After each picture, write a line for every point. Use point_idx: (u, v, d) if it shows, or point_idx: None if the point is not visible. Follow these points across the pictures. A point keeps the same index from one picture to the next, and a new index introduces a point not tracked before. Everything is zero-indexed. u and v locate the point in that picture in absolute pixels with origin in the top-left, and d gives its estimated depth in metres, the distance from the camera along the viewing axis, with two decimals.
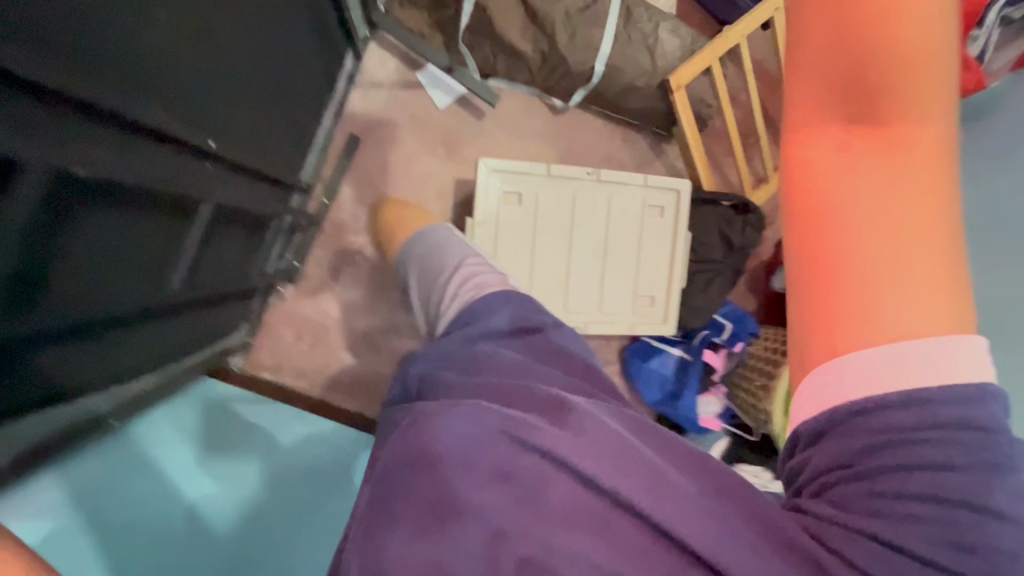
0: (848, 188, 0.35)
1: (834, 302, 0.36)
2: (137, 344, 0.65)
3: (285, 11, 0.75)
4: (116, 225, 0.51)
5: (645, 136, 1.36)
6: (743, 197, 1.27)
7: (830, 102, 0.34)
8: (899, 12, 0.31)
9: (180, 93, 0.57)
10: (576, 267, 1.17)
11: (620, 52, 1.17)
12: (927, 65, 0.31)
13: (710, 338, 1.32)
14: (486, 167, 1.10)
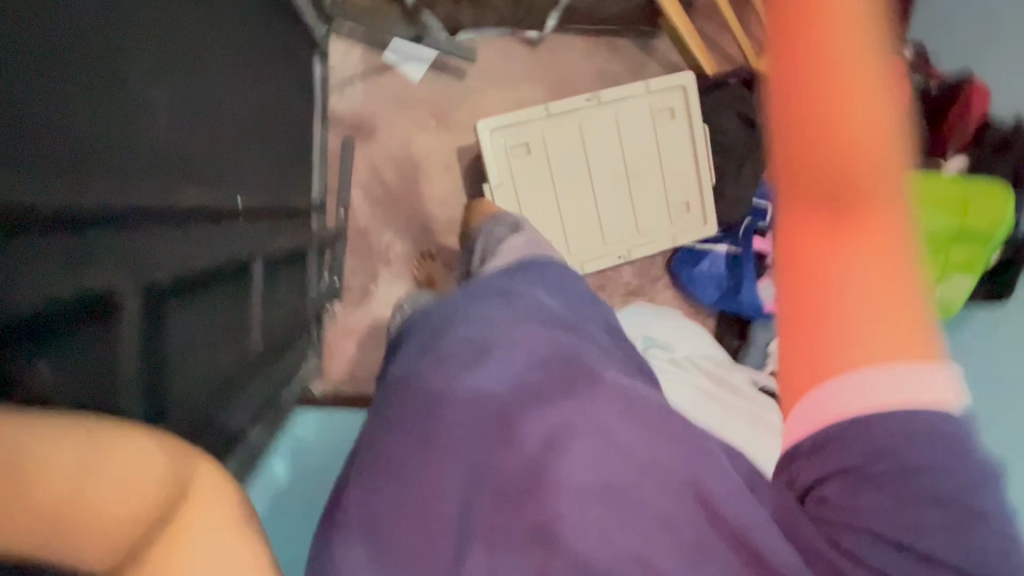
0: (845, 273, 0.34)
1: (824, 369, 0.36)
2: (245, 399, 0.72)
3: (252, 39, 0.73)
4: (193, 310, 0.55)
5: (631, 38, 1.28)
6: (748, 70, 1.23)
7: (816, 208, 0.33)
8: (853, 100, 0.31)
9: (205, 163, 0.59)
10: (603, 199, 1.15)
11: None
12: (869, 162, 0.32)
13: (755, 224, 1.29)
14: (485, 129, 1.07)
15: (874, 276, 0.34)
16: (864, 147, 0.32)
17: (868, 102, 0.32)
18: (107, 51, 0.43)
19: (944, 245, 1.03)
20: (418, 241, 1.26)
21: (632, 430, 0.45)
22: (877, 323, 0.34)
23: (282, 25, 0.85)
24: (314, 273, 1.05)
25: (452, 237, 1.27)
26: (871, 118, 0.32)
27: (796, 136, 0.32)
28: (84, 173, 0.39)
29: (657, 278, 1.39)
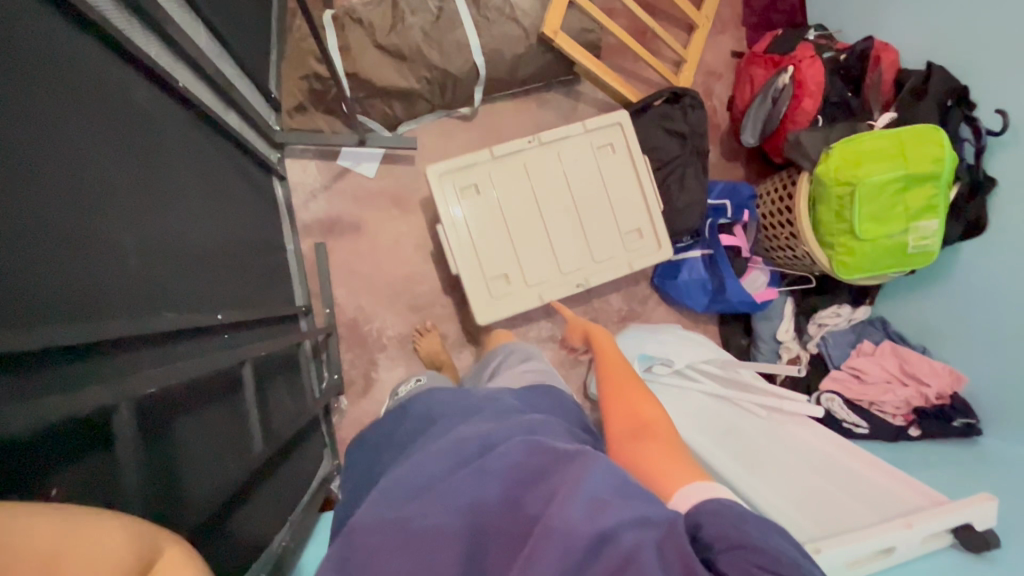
0: (641, 445, 0.58)
1: (655, 475, 0.53)
2: (261, 502, 0.75)
3: (214, 177, 0.82)
4: (188, 425, 0.58)
5: (555, 91, 1.39)
6: (668, 90, 1.29)
7: (619, 419, 0.66)
8: (608, 356, 0.85)
9: (188, 292, 0.66)
10: (557, 233, 1.20)
11: (490, 35, 1.20)
12: (629, 385, 0.73)
13: (718, 222, 1.32)
14: (433, 175, 1.14)
15: (668, 452, 0.56)
16: (638, 407, 0.67)
17: (641, 398, 0.69)
18: (69, 214, 0.48)
19: (899, 194, 1.04)
20: (408, 320, 1.32)
21: (617, 489, 0.43)
22: (669, 458, 0.55)
23: (240, 161, 0.96)
24: (312, 374, 1.11)
25: (439, 307, 1.33)
26: (635, 380, 0.74)
27: (610, 389, 0.74)
28: (51, 309, 0.43)
29: (645, 297, 1.41)
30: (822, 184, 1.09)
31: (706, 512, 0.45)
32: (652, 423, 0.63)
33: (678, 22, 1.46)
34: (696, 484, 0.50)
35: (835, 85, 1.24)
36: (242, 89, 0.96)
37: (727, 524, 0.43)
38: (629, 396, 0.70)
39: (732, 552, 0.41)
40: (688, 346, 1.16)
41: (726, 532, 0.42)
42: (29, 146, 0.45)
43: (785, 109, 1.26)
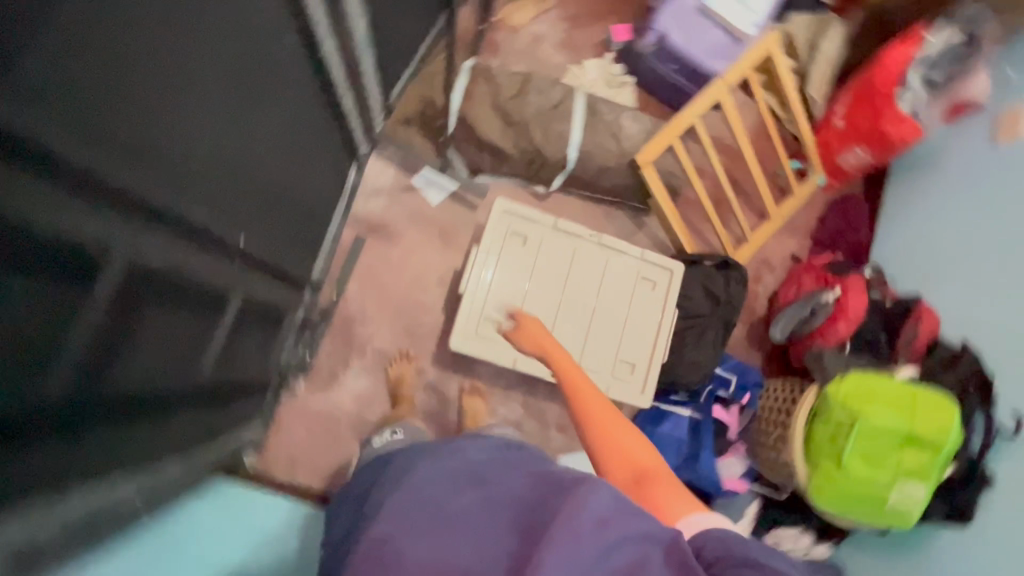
0: (650, 487, 0.63)
1: (668, 509, 0.61)
2: (182, 428, 0.74)
3: (309, 137, 0.91)
4: (154, 313, 0.58)
5: (623, 211, 1.48)
6: (721, 256, 1.36)
7: (610, 463, 0.66)
8: (569, 374, 0.81)
9: (239, 206, 0.71)
10: (563, 322, 1.23)
11: (590, 140, 1.32)
12: (600, 410, 0.71)
13: (717, 393, 1.33)
14: (499, 207, 1.22)
15: (672, 482, 0.63)
16: (619, 441, 0.67)
17: (606, 416, 0.69)
18: (213, 101, 0.53)
19: (898, 447, 1.03)
20: (396, 340, 1.34)
21: (617, 509, 0.51)
22: (674, 494, 0.62)
23: (335, 138, 1.05)
24: (289, 342, 1.12)
25: (430, 343, 1.36)
26: (600, 401, 0.72)
27: (579, 413, 0.72)
28: (148, 163, 0.46)
29: None
30: (827, 404, 1.09)
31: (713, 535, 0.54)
32: (646, 464, 0.64)
33: (754, 206, 1.57)
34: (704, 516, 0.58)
35: (871, 324, 1.28)
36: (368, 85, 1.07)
37: (725, 545, 0.52)
38: (599, 416, 0.70)
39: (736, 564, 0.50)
40: None
41: (731, 552, 0.51)
42: (222, 36, 0.50)
43: (819, 322, 1.31)
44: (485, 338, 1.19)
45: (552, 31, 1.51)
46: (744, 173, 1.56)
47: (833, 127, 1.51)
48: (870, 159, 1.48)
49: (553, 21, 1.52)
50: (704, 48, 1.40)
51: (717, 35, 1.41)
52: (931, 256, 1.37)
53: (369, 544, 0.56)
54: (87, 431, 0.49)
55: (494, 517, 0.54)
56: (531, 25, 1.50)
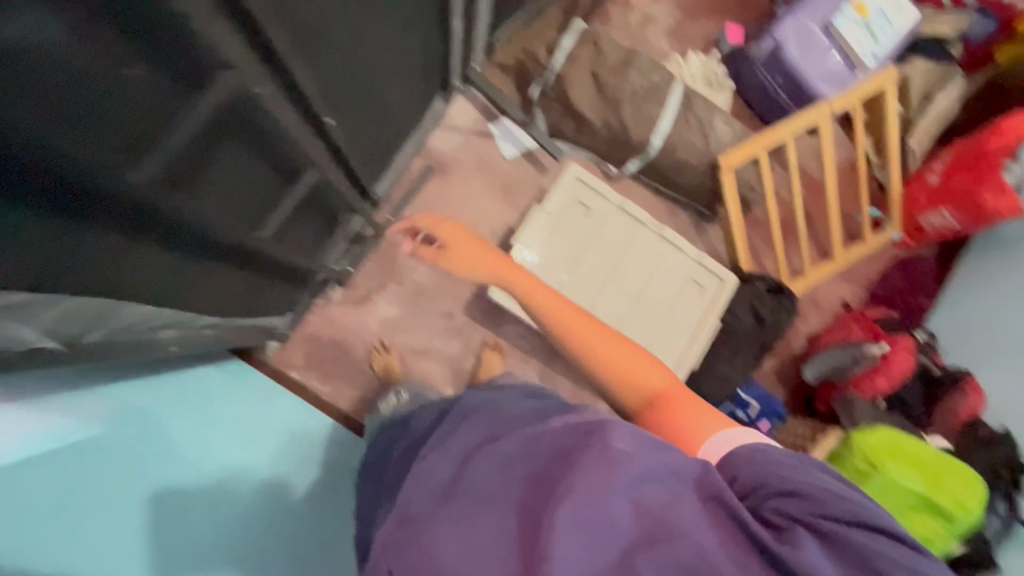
0: (670, 420, 0.60)
1: (689, 437, 0.57)
2: (225, 280, 0.79)
3: (412, 49, 0.90)
4: (236, 155, 0.63)
5: (688, 214, 1.45)
6: (776, 281, 1.32)
7: (636, 401, 0.64)
8: (556, 302, 0.75)
9: (336, 88, 0.74)
10: (604, 301, 1.21)
11: (678, 131, 1.29)
12: (604, 345, 0.69)
13: (734, 413, 1.28)
14: (571, 173, 1.22)
15: (695, 409, 0.60)
16: (633, 371, 0.65)
17: (550, 296, 0.75)
18: None
19: (909, 509, 1.00)
20: (435, 279, 1.35)
21: (638, 444, 0.49)
22: (699, 419, 0.58)
23: (436, 61, 1.05)
24: (335, 247, 1.14)
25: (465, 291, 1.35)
26: (598, 335, 0.70)
27: (581, 347, 0.70)
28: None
29: None
30: (849, 450, 1.06)
31: (752, 456, 0.50)
32: (667, 397, 0.62)
33: (820, 243, 1.52)
34: (721, 432, 0.55)
35: (913, 388, 1.25)
36: (481, 17, 1.06)
37: (764, 470, 0.49)
38: (543, 295, 0.78)
39: (777, 492, 0.47)
40: None
41: (769, 482, 0.48)
42: None
43: (859, 372, 1.27)
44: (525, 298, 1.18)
45: (665, 16, 1.48)
46: (819, 207, 1.52)
47: (925, 185, 1.45)
48: (955, 227, 1.41)
49: (669, 8, 1.49)
50: (817, 69, 1.36)
51: (835, 59, 1.36)
52: (989, 333, 1.31)
53: (392, 524, 0.52)
54: (143, 218, 0.55)
55: (512, 468, 0.51)
56: (647, 7, 1.47)
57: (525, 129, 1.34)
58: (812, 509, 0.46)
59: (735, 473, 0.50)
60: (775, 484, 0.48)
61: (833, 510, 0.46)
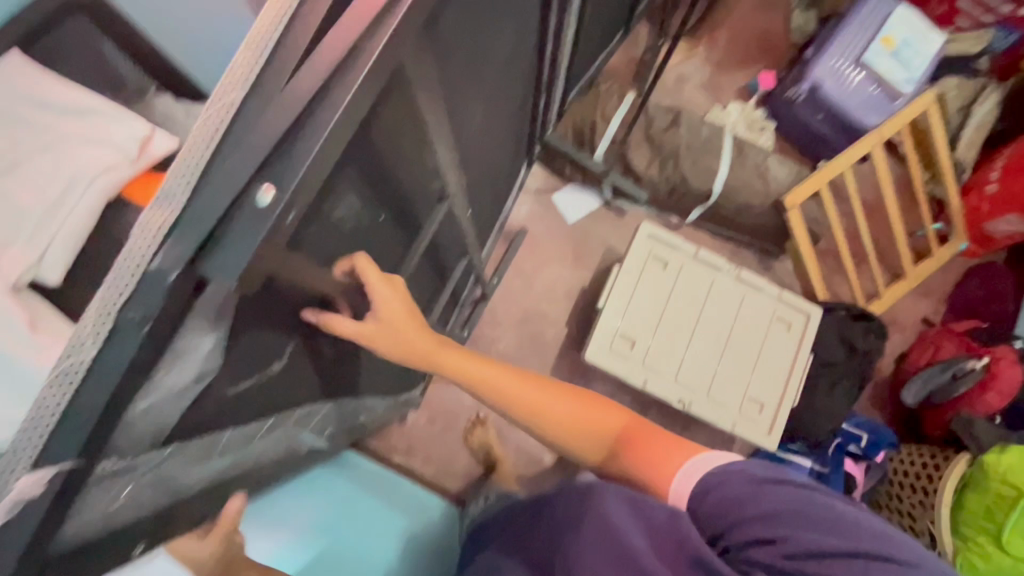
0: (647, 454, 0.58)
1: (662, 466, 0.56)
2: (380, 377, 0.92)
3: (505, 144, 1.00)
4: (410, 269, 0.79)
5: (753, 252, 1.49)
6: (859, 307, 1.33)
7: (602, 442, 0.64)
8: (440, 344, 0.70)
9: (464, 188, 0.84)
10: (695, 349, 1.23)
11: (737, 176, 1.35)
12: (525, 386, 0.67)
13: (845, 447, 1.28)
14: (644, 231, 1.27)
15: (665, 438, 0.59)
16: (592, 417, 0.65)
17: (460, 356, 0.71)
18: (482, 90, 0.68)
19: None
20: (520, 347, 1.38)
21: (632, 505, 0.49)
22: (673, 449, 0.57)
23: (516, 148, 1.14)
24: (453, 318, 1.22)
25: (550, 355, 1.39)
26: (501, 377, 0.68)
27: (521, 395, 0.67)
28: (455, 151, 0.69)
29: None
30: (983, 472, 1.02)
31: (715, 490, 0.51)
32: (638, 437, 0.61)
33: (888, 263, 1.53)
34: (693, 460, 0.54)
35: None
36: (549, 105, 1.16)
37: (731, 501, 0.49)
38: (473, 370, 0.70)
39: (753, 523, 0.48)
40: None
41: (733, 515, 0.49)
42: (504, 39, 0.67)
43: (966, 389, 1.24)
44: (619, 356, 1.21)
45: (697, 72, 1.57)
46: (880, 229, 1.54)
47: (985, 193, 1.46)
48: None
49: (700, 64, 1.58)
50: (857, 100, 1.42)
51: (872, 89, 1.42)
52: None
53: None
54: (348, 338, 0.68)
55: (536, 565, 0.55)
56: (679, 66, 1.57)
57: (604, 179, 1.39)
58: (787, 548, 0.46)
59: (700, 512, 0.51)
60: (745, 515, 0.48)
61: (806, 547, 0.45)
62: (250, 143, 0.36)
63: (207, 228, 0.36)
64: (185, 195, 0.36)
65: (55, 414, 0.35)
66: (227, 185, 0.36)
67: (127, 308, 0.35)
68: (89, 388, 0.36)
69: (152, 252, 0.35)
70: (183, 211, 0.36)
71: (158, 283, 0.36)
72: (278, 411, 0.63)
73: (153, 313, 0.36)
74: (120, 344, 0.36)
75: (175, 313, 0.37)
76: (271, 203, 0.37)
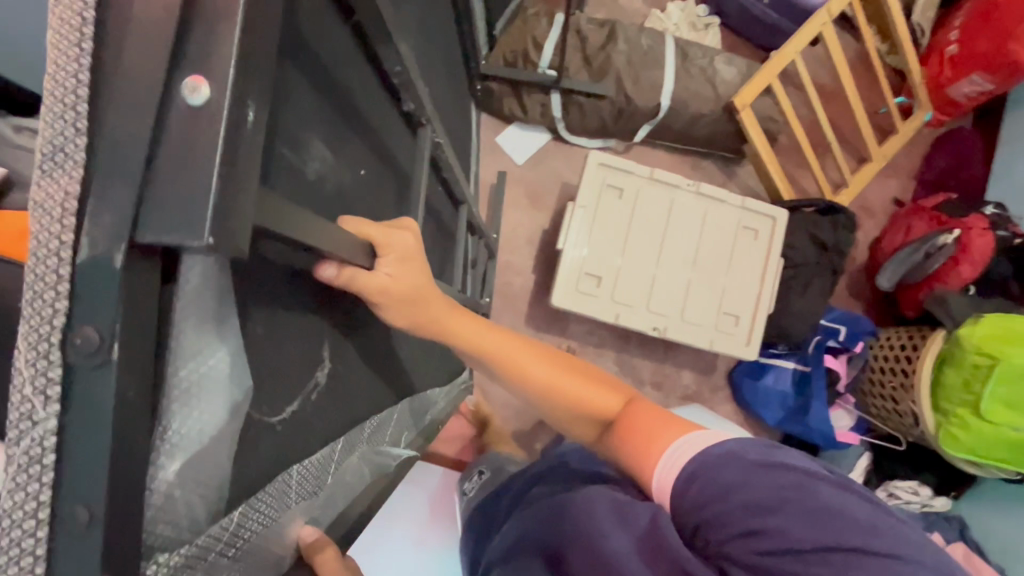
0: (641, 434, 0.56)
1: (654, 444, 0.54)
2: (429, 357, 0.93)
3: (437, 95, 0.91)
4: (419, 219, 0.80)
5: (713, 162, 1.44)
6: (825, 201, 1.27)
7: (596, 420, 0.66)
8: (473, 329, 0.68)
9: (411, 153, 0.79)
10: (664, 273, 1.19)
11: (684, 86, 1.26)
12: (531, 359, 0.68)
13: (824, 343, 1.26)
14: (594, 160, 1.19)
15: (662, 415, 0.57)
16: (584, 397, 0.66)
17: (470, 321, 0.68)
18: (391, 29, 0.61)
19: None
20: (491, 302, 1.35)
21: (615, 506, 0.53)
22: (667, 427, 0.55)
23: (453, 94, 1.05)
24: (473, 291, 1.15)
25: (522, 305, 1.35)
26: (523, 350, 0.68)
27: (537, 378, 0.67)
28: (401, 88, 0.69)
29: (717, 386, 1.40)
30: (961, 347, 1.02)
31: (701, 475, 0.48)
32: (632, 410, 0.59)
33: (853, 148, 1.47)
34: (681, 439, 0.53)
35: (1000, 265, 1.21)
36: (474, 28, 1.08)
37: (709, 489, 0.48)
38: (506, 345, 0.68)
39: (734, 513, 0.46)
40: (709, 419, 1.22)
41: (711, 501, 0.47)
42: None
43: (937, 267, 1.23)
44: (588, 295, 1.17)
45: None
46: (841, 113, 1.47)
47: (946, 57, 1.39)
48: (989, 87, 1.33)
49: None
50: None
51: None
52: None
53: None
54: (371, 331, 0.65)
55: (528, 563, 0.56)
56: None
57: (557, 86, 1.25)
58: (767, 542, 0.44)
59: (676, 496, 0.50)
60: (726, 506, 0.47)
61: (785, 540, 0.44)
62: (127, 66, 0.25)
63: (140, 183, 0.25)
64: (81, 150, 0.24)
65: (42, 526, 0.24)
66: (136, 105, 0.25)
67: (74, 333, 0.24)
68: (74, 465, 0.25)
69: (67, 236, 0.24)
70: (86, 167, 0.24)
71: (99, 278, 0.24)
72: (353, 431, 0.59)
73: (107, 335, 0.24)
74: (91, 384, 0.24)
75: (146, 321, 0.26)
76: (204, 105, 0.25)
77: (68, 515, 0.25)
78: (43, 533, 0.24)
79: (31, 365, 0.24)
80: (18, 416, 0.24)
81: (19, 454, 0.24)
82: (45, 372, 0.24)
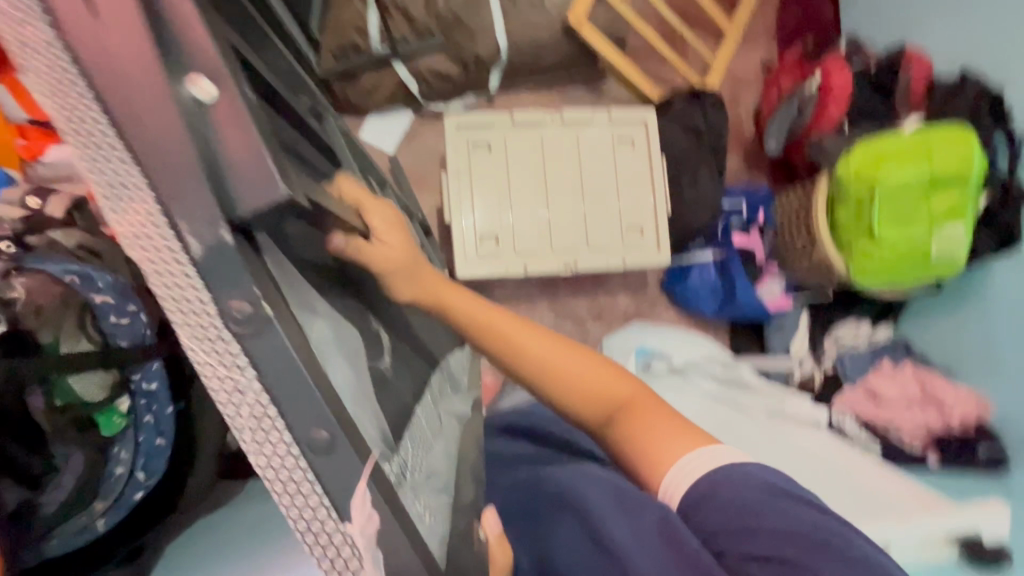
0: (644, 437, 0.51)
1: (659, 450, 0.49)
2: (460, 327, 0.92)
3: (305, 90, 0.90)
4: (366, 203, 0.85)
5: (579, 87, 1.43)
6: (689, 89, 1.28)
7: (583, 413, 0.58)
8: (467, 311, 0.64)
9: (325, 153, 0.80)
10: (557, 211, 1.19)
11: (515, 20, 1.23)
12: (525, 332, 0.61)
13: (730, 224, 1.31)
14: (451, 125, 1.17)
15: (670, 417, 0.52)
16: (581, 380, 0.57)
17: (470, 301, 0.65)
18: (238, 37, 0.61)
19: (922, 198, 0.99)
20: None
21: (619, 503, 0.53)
22: (674, 433, 0.50)
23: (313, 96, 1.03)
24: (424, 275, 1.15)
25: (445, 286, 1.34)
26: (512, 323, 0.62)
27: (521, 353, 0.60)
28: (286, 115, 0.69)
29: (654, 299, 1.41)
30: (841, 184, 1.04)
31: (725, 486, 0.45)
32: (636, 405, 0.54)
33: (707, 28, 1.47)
34: (698, 448, 0.48)
35: (865, 93, 1.22)
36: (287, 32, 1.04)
37: (730, 497, 0.44)
38: (501, 324, 0.62)
39: (755, 534, 0.43)
40: (667, 340, 1.21)
41: (730, 514, 0.44)
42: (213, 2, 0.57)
43: (810, 115, 1.24)
44: (489, 258, 1.16)
45: None
46: None
47: None
48: None
49: None
50: None
51: None
52: None
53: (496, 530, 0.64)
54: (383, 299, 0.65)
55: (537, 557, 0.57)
56: None
57: (397, 62, 1.22)
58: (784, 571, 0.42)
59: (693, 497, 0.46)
60: (747, 523, 0.43)
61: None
62: (128, 83, 0.32)
63: (206, 178, 0.33)
64: (137, 175, 0.32)
65: (300, 453, 0.34)
66: (168, 130, 0.32)
67: (228, 306, 0.33)
68: (283, 396, 0.34)
69: (182, 246, 0.33)
70: (148, 182, 0.32)
71: (220, 254, 0.33)
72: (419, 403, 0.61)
73: (251, 295, 0.33)
74: (261, 341, 0.33)
75: (265, 277, 0.35)
76: (212, 93, 0.33)
77: (316, 439, 0.34)
78: (296, 450, 0.34)
79: (211, 349, 0.34)
80: (231, 389, 0.34)
81: (248, 409, 0.34)
82: (227, 345, 0.33)
